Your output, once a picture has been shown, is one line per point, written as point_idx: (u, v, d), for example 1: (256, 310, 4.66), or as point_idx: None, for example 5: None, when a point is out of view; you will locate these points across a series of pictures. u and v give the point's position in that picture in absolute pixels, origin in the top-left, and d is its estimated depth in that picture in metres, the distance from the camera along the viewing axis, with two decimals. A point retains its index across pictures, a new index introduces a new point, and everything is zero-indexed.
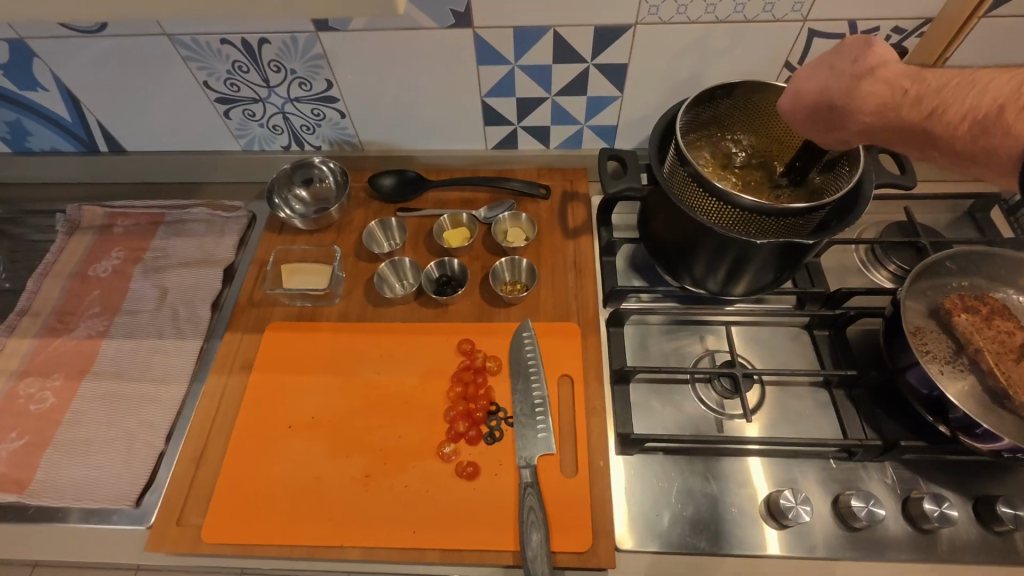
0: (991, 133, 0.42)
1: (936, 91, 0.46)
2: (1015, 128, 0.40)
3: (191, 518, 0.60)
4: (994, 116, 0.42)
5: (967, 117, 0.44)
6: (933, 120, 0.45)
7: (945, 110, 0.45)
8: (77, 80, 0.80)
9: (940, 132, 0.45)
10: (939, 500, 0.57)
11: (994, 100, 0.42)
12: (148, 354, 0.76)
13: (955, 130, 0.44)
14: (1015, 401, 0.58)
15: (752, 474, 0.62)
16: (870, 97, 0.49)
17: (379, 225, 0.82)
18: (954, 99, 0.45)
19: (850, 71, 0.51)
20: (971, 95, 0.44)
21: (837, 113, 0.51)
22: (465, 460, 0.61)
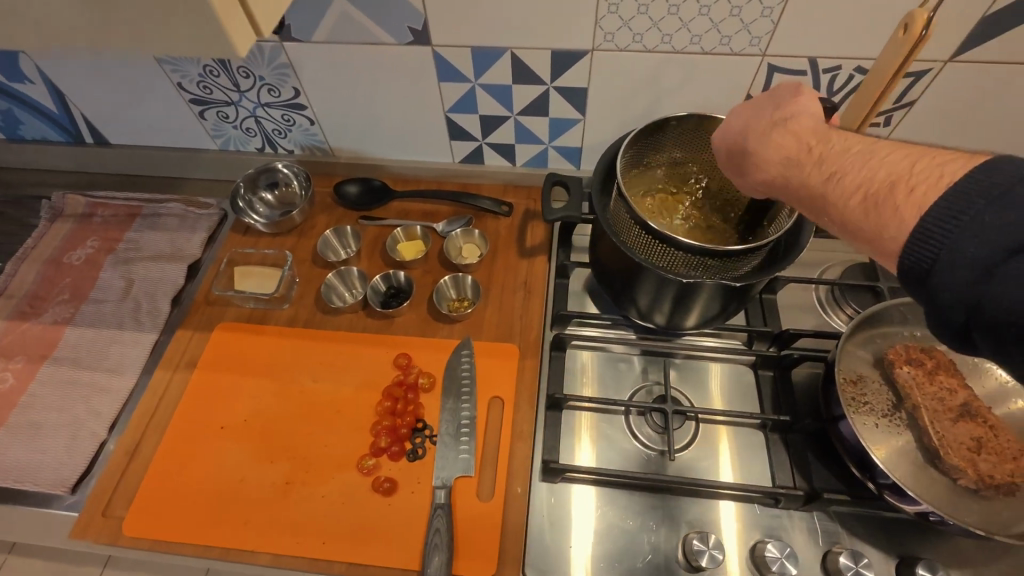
0: (881, 210, 0.38)
1: (837, 154, 0.43)
2: (902, 212, 0.37)
3: (116, 510, 0.63)
4: (885, 192, 0.39)
5: (862, 188, 0.40)
6: (830, 184, 0.42)
7: (842, 177, 0.41)
8: (62, 75, 0.83)
9: (833, 201, 0.42)
10: (856, 556, 0.56)
11: (886, 177, 0.39)
12: (105, 344, 0.77)
13: (845, 204, 0.41)
14: (945, 463, 0.56)
15: (719, 518, 0.61)
16: (778, 150, 0.46)
17: (334, 234, 0.83)
18: (852, 168, 0.41)
19: (767, 118, 0.49)
20: (867, 166, 0.41)
21: (749, 161, 0.50)
22: (384, 475, 0.62)
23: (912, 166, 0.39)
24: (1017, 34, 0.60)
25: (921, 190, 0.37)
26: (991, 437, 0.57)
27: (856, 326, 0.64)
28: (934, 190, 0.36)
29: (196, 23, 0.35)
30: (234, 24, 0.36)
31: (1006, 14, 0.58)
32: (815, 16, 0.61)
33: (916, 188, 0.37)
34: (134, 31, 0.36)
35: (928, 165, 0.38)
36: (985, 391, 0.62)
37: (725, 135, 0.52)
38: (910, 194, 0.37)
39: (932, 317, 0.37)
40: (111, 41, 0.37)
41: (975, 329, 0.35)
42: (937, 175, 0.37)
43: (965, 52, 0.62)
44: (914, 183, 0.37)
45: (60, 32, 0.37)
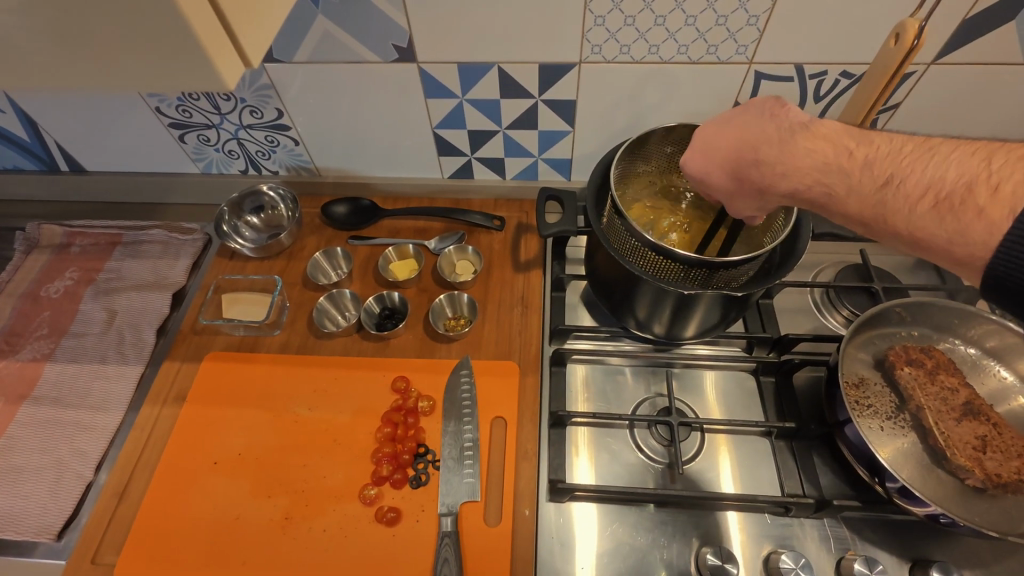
0: (961, 213, 0.39)
1: (888, 157, 0.43)
2: (989, 213, 0.37)
3: (105, 557, 0.61)
4: (961, 195, 0.39)
5: (930, 191, 0.41)
6: (891, 190, 0.42)
7: (903, 181, 0.42)
8: (32, 102, 0.80)
9: (895, 207, 0.42)
10: (871, 562, 0.55)
11: (960, 176, 0.40)
12: (88, 380, 0.73)
13: (913, 210, 0.41)
14: (951, 463, 0.56)
15: (722, 528, 0.60)
16: (809, 156, 0.46)
17: (323, 255, 0.81)
18: (913, 170, 0.42)
19: (775, 126, 0.49)
20: (930, 166, 0.41)
21: (767, 175, 0.48)
22: (387, 505, 0.61)
23: (986, 163, 0.39)
24: (996, 36, 0.61)
25: (1005, 187, 0.37)
26: (996, 435, 0.57)
27: (856, 329, 0.64)
28: (1021, 185, 0.37)
29: (185, 59, 0.34)
30: (224, 58, 0.35)
31: (985, 17, 0.59)
32: (800, 23, 0.62)
33: (999, 185, 0.38)
34: (124, 65, 0.35)
35: (1005, 159, 0.38)
36: (987, 390, 0.63)
37: (726, 153, 0.51)
38: (993, 194, 0.38)
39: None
40: (95, 76, 0.36)
41: None
42: (1020, 170, 0.37)
43: (947, 55, 0.63)
44: (996, 181, 0.38)
45: (43, 67, 0.35)
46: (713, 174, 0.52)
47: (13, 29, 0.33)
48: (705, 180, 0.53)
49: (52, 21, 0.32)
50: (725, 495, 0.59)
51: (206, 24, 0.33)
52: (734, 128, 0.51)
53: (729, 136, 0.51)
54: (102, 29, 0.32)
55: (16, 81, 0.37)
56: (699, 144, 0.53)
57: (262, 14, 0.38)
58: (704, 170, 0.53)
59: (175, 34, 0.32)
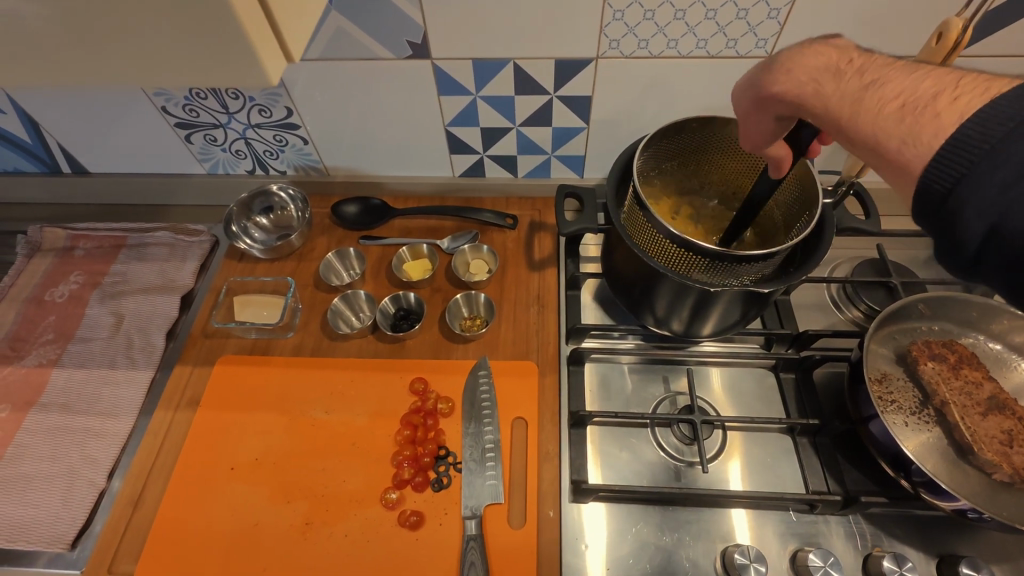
0: (919, 116, 0.35)
1: (881, 65, 0.39)
2: (943, 117, 0.33)
3: (121, 566, 0.59)
4: (926, 101, 0.35)
5: (900, 98, 0.36)
6: (869, 90, 0.38)
7: (883, 85, 0.38)
8: (34, 103, 0.78)
9: (866, 108, 0.37)
10: (899, 559, 0.55)
11: (931, 85, 0.35)
12: (97, 385, 0.72)
13: (879, 111, 0.37)
14: (979, 458, 0.55)
15: (736, 533, 0.59)
16: (819, 58, 0.43)
17: (335, 255, 0.80)
18: (893, 77, 0.38)
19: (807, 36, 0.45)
20: (908, 78, 0.37)
21: (772, 73, 0.45)
22: (409, 508, 0.61)
23: (958, 80, 0.35)
24: (1017, 29, 0.61)
25: (965, 98, 0.33)
26: (1022, 429, 0.56)
27: (879, 325, 0.64)
28: (978, 100, 0.33)
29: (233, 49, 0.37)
30: (267, 51, 0.39)
31: (1002, 11, 0.59)
32: (819, 19, 0.61)
33: (960, 96, 0.34)
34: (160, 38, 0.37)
35: (974, 81, 0.34)
36: (1011, 384, 0.63)
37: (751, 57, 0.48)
38: (953, 102, 0.34)
39: (948, 238, 0.34)
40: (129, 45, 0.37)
41: (990, 252, 0.32)
42: (985, 86, 0.33)
43: (968, 47, 0.63)
44: (959, 93, 0.34)
45: (97, 63, 0.39)
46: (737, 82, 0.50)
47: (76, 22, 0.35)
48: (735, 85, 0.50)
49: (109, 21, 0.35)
50: (735, 493, 0.58)
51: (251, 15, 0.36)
52: None
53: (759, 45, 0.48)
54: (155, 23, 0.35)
55: (68, 75, 0.40)
56: None
57: (298, 12, 0.43)
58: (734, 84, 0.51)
59: (220, 21, 0.35)
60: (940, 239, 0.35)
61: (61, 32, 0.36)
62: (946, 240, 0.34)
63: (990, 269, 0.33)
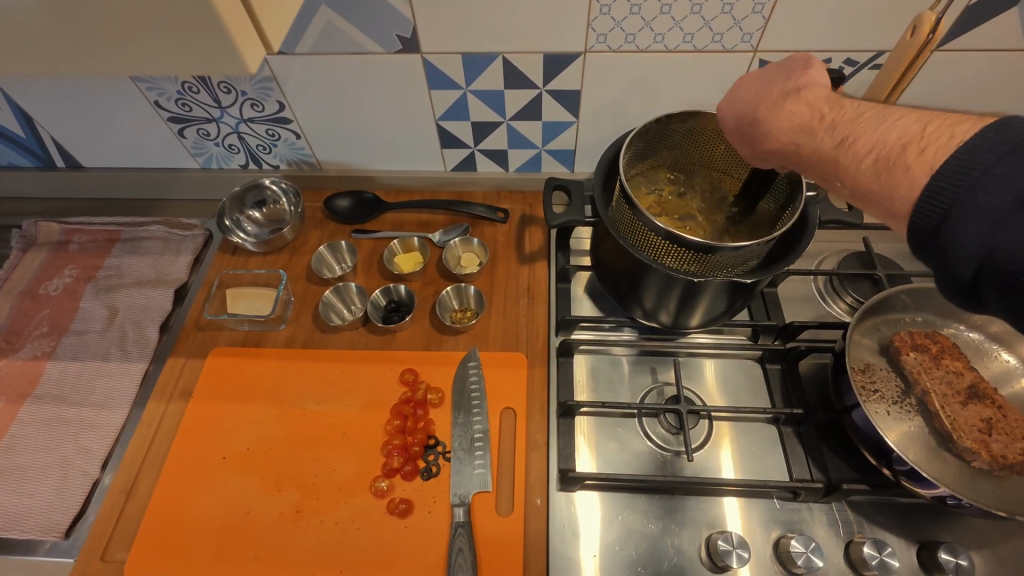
0: (892, 171, 0.38)
1: (851, 120, 0.42)
2: (914, 170, 0.36)
3: (114, 553, 0.60)
4: (896, 155, 0.38)
5: (873, 151, 0.39)
6: (843, 150, 0.41)
7: (854, 142, 0.41)
8: (27, 97, 0.79)
9: (845, 167, 0.41)
10: (880, 545, 0.56)
11: (900, 138, 0.38)
12: (91, 376, 0.73)
13: (857, 168, 0.40)
14: (958, 446, 0.56)
15: (726, 514, 0.61)
16: (791, 116, 0.45)
17: (328, 249, 0.82)
18: (865, 132, 0.40)
19: (778, 89, 0.47)
20: (878, 130, 0.40)
21: (758, 130, 0.48)
22: (399, 496, 0.61)
23: (924, 128, 0.38)
24: (997, 23, 0.61)
25: (932, 149, 0.36)
26: (1001, 418, 0.57)
27: (862, 316, 0.65)
28: (946, 148, 0.36)
29: (211, 37, 0.38)
30: (245, 42, 0.40)
31: (983, 5, 0.60)
32: (805, 13, 0.62)
33: (927, 147, 0.37)
34: (142, 23, 0.37)
35: (940, 126, 0.37)
36: (991, 373, 0.64)
37: (733, 109, 0.51)
38: (921, 153, 0.37)
39: (940, 274, 0.37)
40: (111, 31, 0.38)
41: (983, 284, 0.35)
42: (949, 134, 0.36)
43: (950, 42, 0.63)
44: (925, 144, 0.37)
45: (84, 52, 0.40)
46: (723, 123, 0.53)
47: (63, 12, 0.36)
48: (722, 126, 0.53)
49: (96, 13, 0.36)
50: (721, 481, 0.59)
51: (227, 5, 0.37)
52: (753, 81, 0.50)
53: (740, 91, 0.50)
54: (138, 11, 0.36)
55: (60, 66, 0.41)
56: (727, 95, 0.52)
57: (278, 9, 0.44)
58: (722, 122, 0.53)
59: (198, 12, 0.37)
60: (937, 276, 0.37)
61: (47, 22, 0.37)
62: (941, 275, 0.37)
63: (987, 302, 0.35)
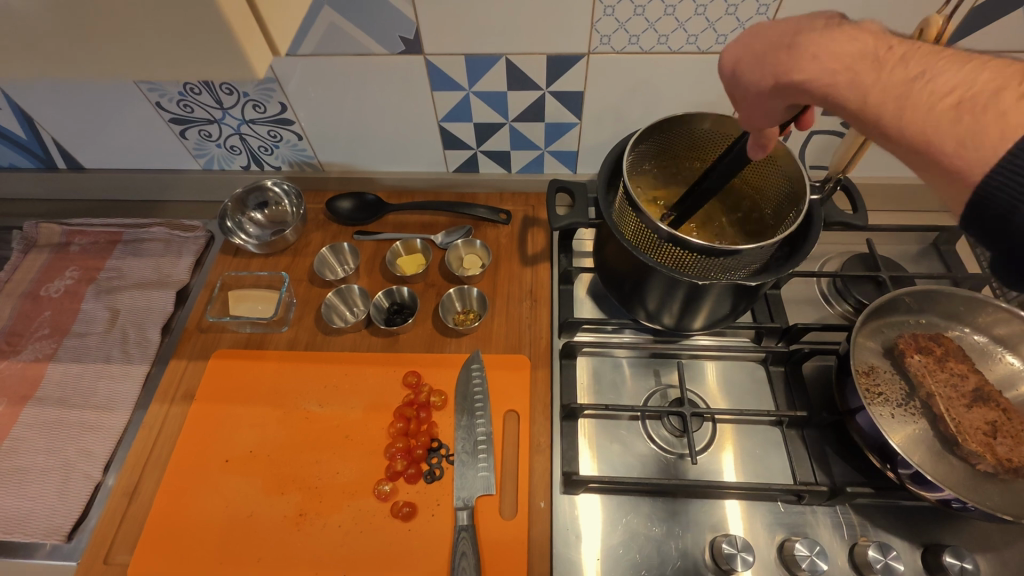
0: (980, 115, 0.32)
1: (926, 55, 0.36)
2: (1009, 118, 0.31)
3: (117, 556, 0.60)
4: (986, 97, 0.33)
5: (955, 92, 0.34)
6: (919, 85, 0.35)
7: (933, 79, 0.35)
8: (28, 98, 0.78)
9: (915, 105, 0.35)
10: (885, 549, 0.56)
11: (990, 80, 0.33)
12: (93, 379, 0.72)
13: (931, 108, 0.34)
14: (963, 449, 0.56)
15: (731, 518, 0.60)
16: (849, 42, 0.39)
17: (330, 251, 0.81)
18: (945, 69, 0.35)
19: (825, 20, 0.42)
20: (963, 68, 0.34)
21: (796, 57, 0.41)
22: (402, 499, 0.61)
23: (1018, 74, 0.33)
24: (1002, 25, 0.61)
25: None
26: (1006, 421, 0.57)
27: (866, 319, 0.65)
28: None
29: (218, 42, 0.38)
30: (251, 42, 0.39)
31: (988, 7, 0.60)
32: (810, 14, 0.62)
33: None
34: (147, 26, 0.37)
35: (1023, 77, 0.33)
36: (995, 376, 0.64)
37: (761, 40, 0.44)
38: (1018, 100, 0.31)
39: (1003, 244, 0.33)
40: (114, 33, 0.37)
41: None
42: None
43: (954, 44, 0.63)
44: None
45: (86, 55, 0.39)
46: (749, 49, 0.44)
47: (71, 14, 0.36)
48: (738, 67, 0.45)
49: (99, 17, 0.36)
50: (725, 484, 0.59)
51: (235, 9, 0.37)
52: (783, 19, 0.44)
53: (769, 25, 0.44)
54: (142, 15, 0.36)
55: (63, 69, 0.41)
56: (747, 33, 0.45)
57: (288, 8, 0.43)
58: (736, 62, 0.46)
59: (205, 15, 0.36)
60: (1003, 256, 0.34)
61: (52, 24, 0.37)
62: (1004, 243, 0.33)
63: None
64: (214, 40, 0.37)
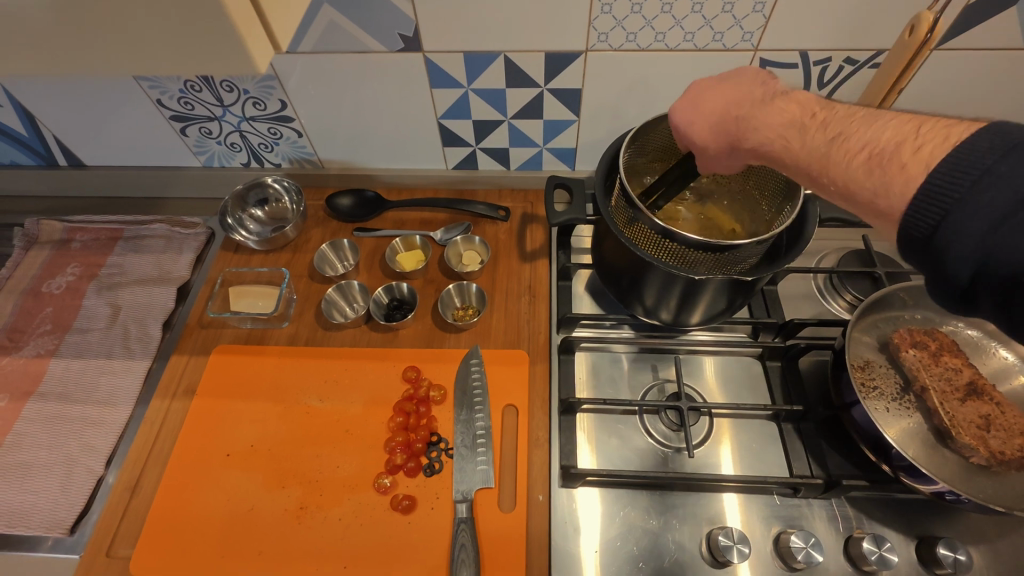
0: (886, 168, 0.38)
1: (841, 119, 0.42)
2: (909, 169, 0.36)
3: (119, 550, 0.61)
4: (891, 151, 0.38)
5: (866, 147, 0.39)
6: (835, 145, 0.41)
7: (847, 138, 0.41)
8: (29, 95, 0.79)
9: (836, 161, 0.41)
10: (879, 541, 0.56)
11: (892, 136, 0.38)
12: (95, 374, 0.73)
13: (849, 163, 0.40)
14: (957, 442, 0.57)
15: (726, 510, 0.61)
16: (781, 114, 0.45)
17: (330, 247, 0.82)
18: (857, 129, 0.41)
19: (761, 91, 0.49)
20: (870, 128, 0.40)
21: (742, 130, 0.48)
22: (402, 493, 0.62)
23: (918, 128, 0.38)
24: (996, 22, 0.62)
25: (926, 148, 0.36)
26: (999, 414, 0.58)
27: (862, 314, 0.65)
28: (940, 148, 0.36)
29: (218, 37, 0.39)
30: (252, 35, 0.40)
31: (981, 4, 0.60)
32: (805, 11, 0.62)
33: (921, 146, 0.37)
34: (150, 20, 0.37)
35: (934, 127, 0.38)
36: (989, 370, 0.65)
37: (709, 109, 0.51)
38: (916, 152, 0.37)
39: (938, 282, 0.37)
40: (116, 24, 0.38)
41: (977, 286, 0.35)
42: (944, 134, 0.36)
43: (948, 41, 0.64)
44: (920, 143, 0.37)
45: (88, 50, 0.40)
46: (691, 126, 0.51)
47: (76, 14, 0.37)
48: (688, 134, 0.52)
49: (102, 11, 0.37)
50: (721, 477, 0.59)
51: (238, 8, 0.38)
52: (725, 89, 0.51)
53: (715, 95, 0.51)
54: (143, 10, 0.37)
55: (68, 65, 0.41)
56: (689, 96, 0.52)
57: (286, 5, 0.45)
58: (689, 122, 0.52)
59: (210, 12, 0.37)
60: (931, 277, 0.37)
61: (57, 22, 0.37)
62: (935, 278, 0.37)
63: (980, 305, 0.36)
64: (217, 36, 0.39)
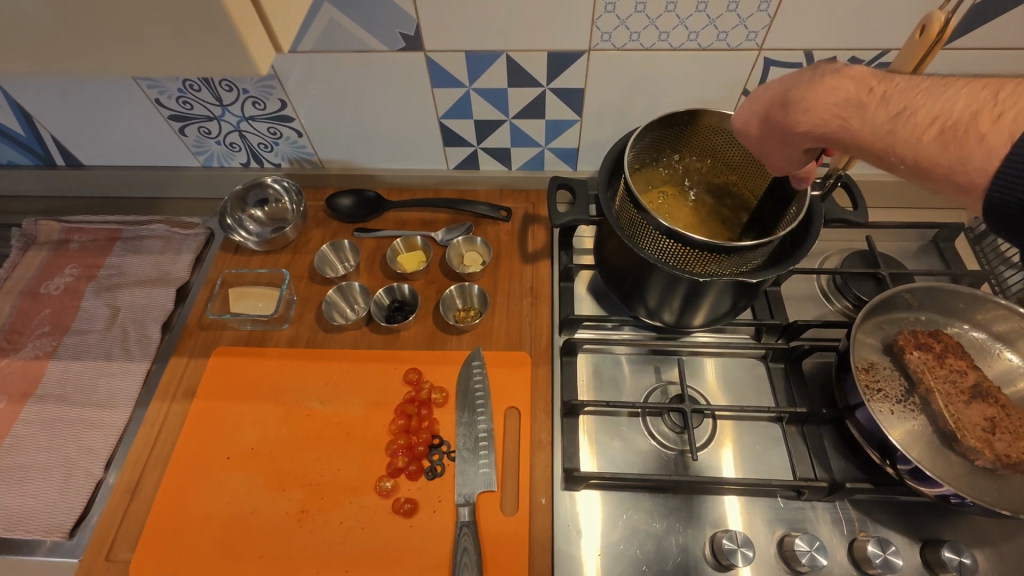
0: (964, 140, 0.36)
1: (904, 91, 0.41)
2: (991, 140, 0.35)
3: (119, 553, 0.60)
4: (966, 123, 0.37)
5: (937, 122, 0.38)
6: (901, 122, 0.40)
7: (914, 113, 0.39)
8: (26, 95, 0.78)
9: (903, 138, 0.39)
10: (883, 544, 0.56)
11: (967, 107, 0.37)
12: (93, 376, 0.72)
13: (919, 139, 0.38)
14: (962, 445, 0.56)
15: (729, 513, 0.61)
16: (835, 92, 0.43)
17: (330, 248, 0.81)
18: (923, 102, 0.39)
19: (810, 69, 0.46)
20: (940, 98, 0.39)
21: (792, 111, 0.45)
22: (403, 496, 0.62)
23: (996, 95, 0.37)
24: (1001, 22, 0.61)
25: (1009, 115, 0.35)
26: (1004, 417, 0.57)
27: (866, 314, 0.65)
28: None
29: (219, 39, 0.39)
30: (252, 34, 0.41)
31: (987, 4, 0.60)
32: (810, 11, 0.62)
33: (1003, 113, 0.35)
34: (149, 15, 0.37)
35: (1014, 90, 0.36)
36: (994, 372, 0.64)
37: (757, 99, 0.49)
38: (997, 121, 0.35)
39: None
40: (115, 19, 0.37)
41: None
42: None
43: (954, 41, 0.63)
44: (1000, 110, 0.35)
45: (89, 50, 0.40)
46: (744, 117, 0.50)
47: (75, 13, 0.37)
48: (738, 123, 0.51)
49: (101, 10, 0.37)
50: (724, 480, 0.59)
51: (240, 12, 0.39)
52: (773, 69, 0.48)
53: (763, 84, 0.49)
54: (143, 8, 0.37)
55: (69, 66, 0.41)
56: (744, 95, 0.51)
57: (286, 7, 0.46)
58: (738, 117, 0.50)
59: (212, 15, 0.37)
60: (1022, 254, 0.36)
61: (55, 22, 0.37)
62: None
63: None
64: (216, 39, 0.39)
